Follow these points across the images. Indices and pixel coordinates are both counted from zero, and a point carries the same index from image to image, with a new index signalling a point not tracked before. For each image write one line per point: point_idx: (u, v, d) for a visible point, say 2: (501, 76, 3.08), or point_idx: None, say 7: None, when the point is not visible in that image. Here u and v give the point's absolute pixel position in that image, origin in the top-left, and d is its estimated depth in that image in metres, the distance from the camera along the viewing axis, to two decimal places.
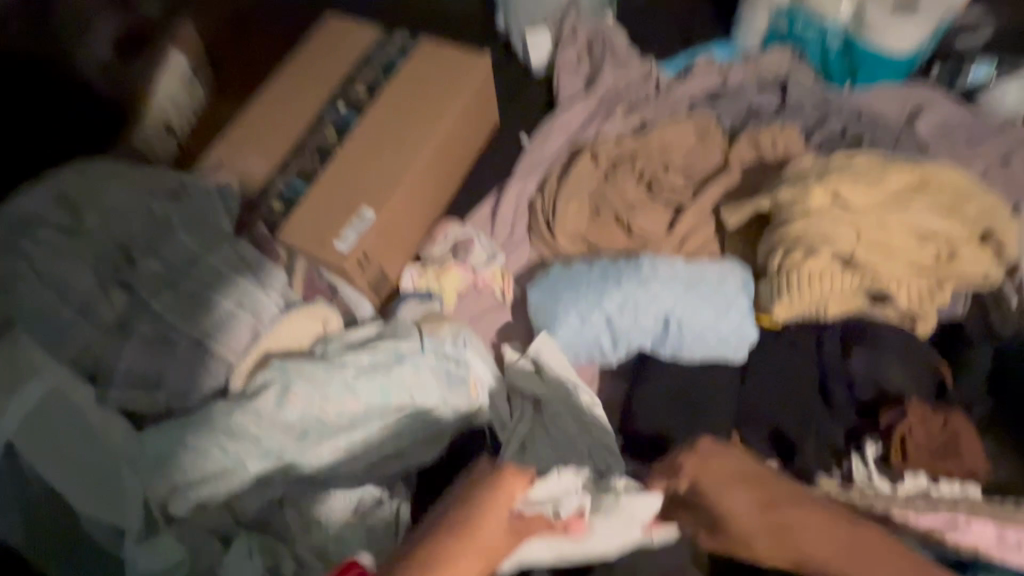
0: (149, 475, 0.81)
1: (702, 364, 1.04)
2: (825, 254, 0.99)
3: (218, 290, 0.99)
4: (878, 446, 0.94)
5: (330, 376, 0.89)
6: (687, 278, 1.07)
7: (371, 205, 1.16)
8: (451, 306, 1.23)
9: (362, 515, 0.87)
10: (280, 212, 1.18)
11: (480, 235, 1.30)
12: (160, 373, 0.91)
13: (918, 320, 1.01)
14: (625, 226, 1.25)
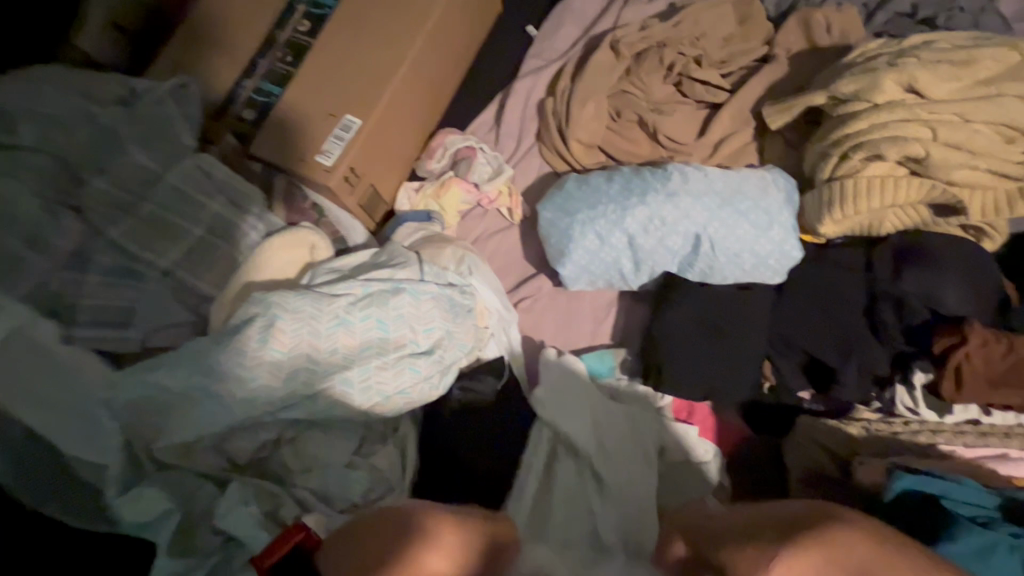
0: (130, 417, 0.74)
1: (734, 287, 0.94)
2: (891, 157, 0.85)
3: (186, 216, 0.88)
4: (927, 375, 0.85)
5: (320, 308, 0.79)
6: (723, 191, 0.94)
7: (356, 112, 1.00)
8: (452, 228, 1.12)
9: (365, 455, 0.81)
10: (251, 122, 1.02)
11: (483, 147, 1.15)
12: (131, 309, 0.83)
13: (987, 233, 0.89)
14: (649, 130, 1.09)
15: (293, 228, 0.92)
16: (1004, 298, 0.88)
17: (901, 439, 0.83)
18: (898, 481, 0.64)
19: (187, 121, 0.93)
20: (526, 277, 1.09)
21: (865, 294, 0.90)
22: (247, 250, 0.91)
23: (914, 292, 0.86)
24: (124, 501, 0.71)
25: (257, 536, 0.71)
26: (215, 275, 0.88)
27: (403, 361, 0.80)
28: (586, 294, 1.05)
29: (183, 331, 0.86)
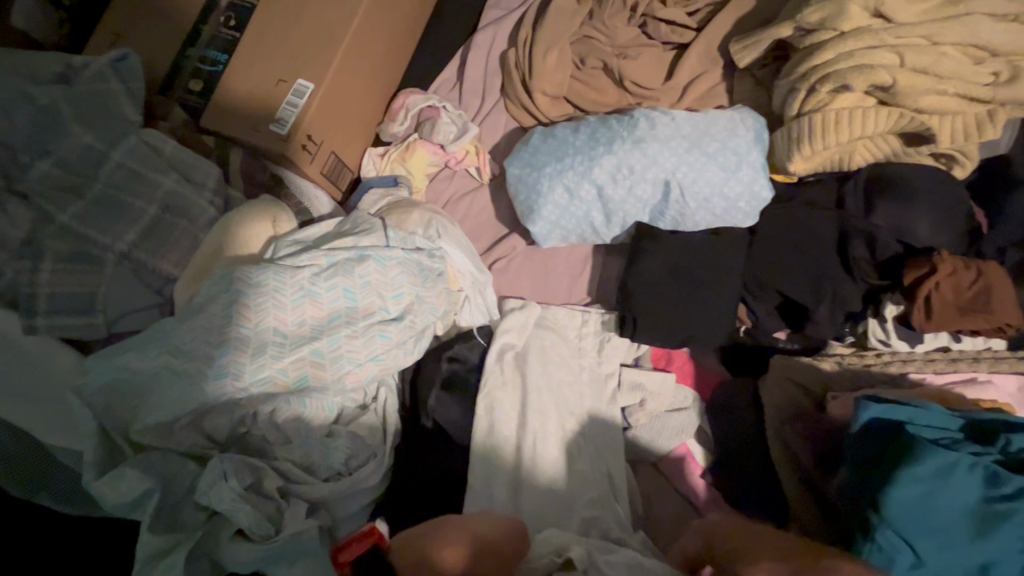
0: (102, 403, 0.72)
1: (705, 233, 0.93)
2: (857, 86, 0.85)
3: (138, 195, 0.84)
4: (898, 307, 0.84)
5: (283, 281, 0.77)
6: (690, 134, 0.91)
7: (309, 75, 0.95)
8: (421, 192, 1.10)
9: (344, 423, 0.80)
10: (200, 93, 0.97)
11: (446, 106, 1.11)
12: (95, 295, 0.81)
13: (958, 161, 0.89)
14: (615, 77, 1.06)
15: (257, 202, 0.90)
16: (974, 226, 0.89)
17: (873, 372, 0.84)
18: (865, 410, 0.67)
19: (130, 96, 0.89)
20: (501, 238, 1.07)
21: (836, 231, 0.89)
22: (206, 228, 0.88)
23: (884, 225, 0.87)
24: (101, 485, 0.69)
25: (237, 510, 0.70)
26: (176, 255, 0.84)
27: (374, 328, 0.79)
28: (560, 248, 1.04)
29: (150, 314, 0.83)
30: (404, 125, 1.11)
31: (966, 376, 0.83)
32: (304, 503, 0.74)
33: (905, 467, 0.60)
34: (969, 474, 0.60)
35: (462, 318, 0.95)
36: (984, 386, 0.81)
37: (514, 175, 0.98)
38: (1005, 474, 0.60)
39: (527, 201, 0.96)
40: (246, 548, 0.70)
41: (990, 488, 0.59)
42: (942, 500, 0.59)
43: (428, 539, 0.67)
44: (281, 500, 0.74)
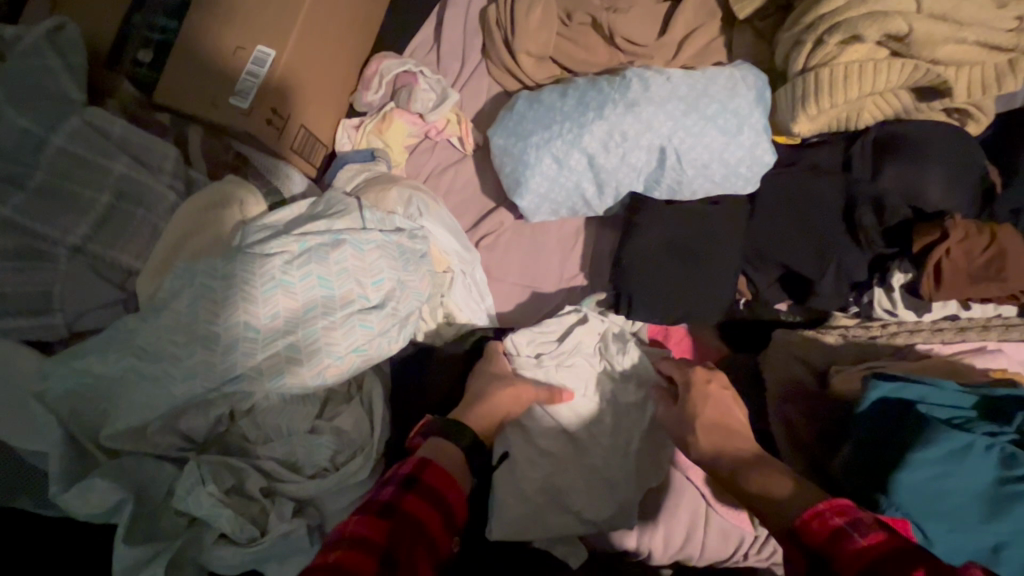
0: (67, 408, 0.68)
1: (703, 201, 0.88)
2: (869, 37, 0.78)
3: (88, 183, 0.77)
4: (907, 275, 0.80)
5: (252, 272, 0.72)
6: (688, 95, 0.85)
7: (270, 41, 0.87)
8: (401, 167, 1.03)
9: (328, 418, 0.76)
10: (152, 65, 0.89)
11: (423, 71, 1.03)
12: (50, 293, 0.75)
13: (971, 116, 0.83)
14: (605, 34, 0.98)
15: (222, 185, 0.83)
16: (989, 185, 0.83)
17: (877, 344, 0.82)
18: (874, 389, 0.64)
19: (71, 72, 0.81)
20: (488, 213, 1.01)
21: (842, 196, 0.83)
22: (167, 214, 0.82)
23: (892, 186, 0.82)
24: (71, 495, 0.65)
25: (220, 515, 0.67)
26: (137, 246, 0.79)
27: (353, 318, 0.74)
28: (551, 223, 0.98)
29: (113, 311, 0.78)
30: (377, 93, 1.03)
31: (975, 345, 0.80)
32: (290, 502, 0.72)
33: (916, 450, 0.58)
34: (984, 457, 0.57)
35: (452, 296, 0.89)
36: (994, 354, 0.78)
37: (499, 145, 0.91)
38: (1022, 455, 0.57)
39: (512, 172, 0.90)
40: (233, 552, 0.68)
41: (1005, 470, 0.56)
42: (957, 483, 0.56)
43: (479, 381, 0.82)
44: (266, 500, 0.71)
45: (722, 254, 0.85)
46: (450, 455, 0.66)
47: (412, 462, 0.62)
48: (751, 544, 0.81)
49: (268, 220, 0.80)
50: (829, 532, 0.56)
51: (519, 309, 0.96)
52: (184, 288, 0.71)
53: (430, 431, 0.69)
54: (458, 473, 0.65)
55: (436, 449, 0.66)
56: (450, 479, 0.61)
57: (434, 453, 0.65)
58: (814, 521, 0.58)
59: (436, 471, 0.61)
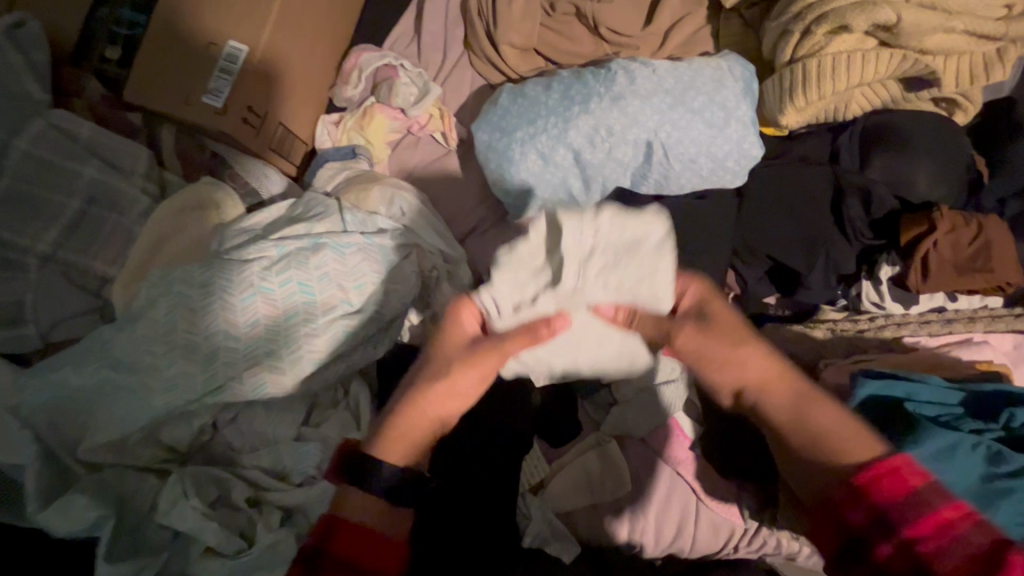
0: (42, 423, 0.66)
1: (692, 196, 0.87)
2: (857, 27, 0.77)
3: (57, 188, 0.75)
4: (894, 269, 0.80)
5: (229, 280, 0.70)
6: (675, 87, 0.83)
7: (243, 35, 0.84)
8: (384, 163, 1.00)
9: (315, 426, 0.75)
10: (120, 63, 0.84)
11: (404, 64, 1.00)
12: (22, 304, 0.72)
13: (959, 106, 0.83)
14: (590, 24, 0.95)
15: (198, 186, 0.81)
16: (974, 174, 0.83)
17: (867, 336, 0.82)
18: (862, 388, 0.63)
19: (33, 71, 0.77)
20: (474, 208, 0.99)
21: (831, 187, 0.82)
22: (142, 219, 0.79)
23: (879, 177, 0.81)
24: (48, 515, 0.62)
25: (205, 528, 0.66)
26: (109, 252, 0.76)
27: (337, 323, 0.73)
28: None
29: (89, 321, 0.76)
30: (355, 88, 0.99)
31: (961, 337, 0.80)
32: (277, 511, 0.71)
33: (906, 447, 0.58)
34: (972, 454, 0.57)
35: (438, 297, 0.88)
36: (980, 346, 0.78)
37: (482, 140, 0.89)
38: (1008, 452, 0.58)
39: (497, 168, 0.88)
40: (221, 564, 0.67)
41: (990, 466, 0.57)
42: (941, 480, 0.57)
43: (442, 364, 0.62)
44: (253, 510, 0.70)
45: (711, 247, 0.84)
46: (362, 497, 0.58)
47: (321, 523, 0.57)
48: (741, 536, 0.82)
49: (246, 224, 0.78)
50: (907, 497, 0.48)
51: None
52: (161, 297, 0.69)
53: (343, 472, 0.59)
54: (381, 523, 0.57)
55: (350, 499, 0.58)
56: (359, 536, 0.55)
57: (354, 511, 0.57)
58: (886, 480, 0.49)
59: (348, 535, 0.55)
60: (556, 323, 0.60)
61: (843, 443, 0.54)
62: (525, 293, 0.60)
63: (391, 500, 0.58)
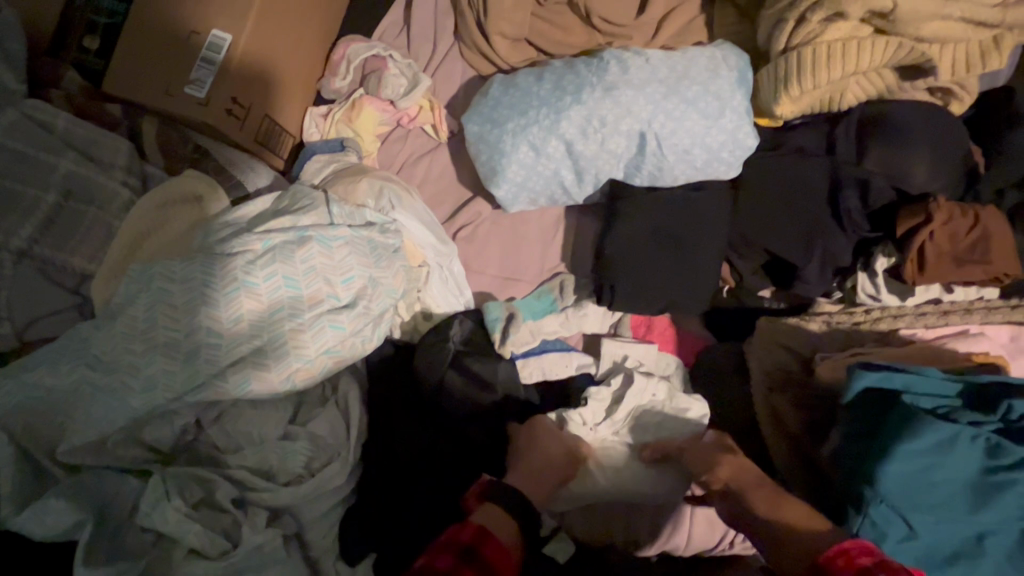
0: (17, 424, 0.63)
1: (686, 187, 0.85)
2: (852, 14, 0.75)
3: (32, 181, 0.73)
4: (891, 260, 0.79)
5: (213, 274, 0.68)
6: (668, 77, 0.82)
7: (225, 25, 0.81)
8: (373, 157, 0.98)
9: (302, 424, 0.73)
10: (100, 53, 0.83)
11: (393, 55, 0.98)
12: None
13: (954, 95, 0.82)
14: (581, 13, 0.94)
15: (179, 179, 0.78)
16: (971, 164, 0.82)
17: (863, 330, 0.81)
18: (860, 379, 0.62)
19: (6, 60, 0.75)
20: (466, 201, 0.97)
21: (827, 179, 0.81)
22: (122, 213, 0.77)
23: (876, 170, 0.81)
24: (26, 518, 0.60)
25: (188, 530, 0.64)
26: (88, 247, 0.74)
27: (323, 319, 0.70)
28: (531, 213, 0.95)
29: (67, 319, 0.73)
30: (344, 80, 0.98)
31: (957, 329, 0.79)
32: (265, 511, 0.69)
33: (900, 442, 0.56)
34: (970, 447, 0.56)
35: (429, 291, 0.87)
36: (976, 338, 0.77)
37: (473, 132, 0.87)
38: (1007, 445, 0.56)
39: (488, 160, 0.86)
40: (206, 567, 0.65)
41: (989, 460, 0.55)
42: (940, 474, 0.55)
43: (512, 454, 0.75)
44: (239, 512, 0.68)
45: (706, 239, 0.82)
46: (502, 517, 0.62)
47: (469, 528, 0.57)
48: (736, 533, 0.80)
49: (227, 218, 0.76)
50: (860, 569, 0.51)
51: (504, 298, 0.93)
52: (141, 292, 0.67)
53: (486, 496, 0.64)
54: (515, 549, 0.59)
55: (492, 517, 0.61)
56: (506, 554, 0.56)
57: (496, 524, 0.60)
58: (840, 558, 0.53)
59: (494, 543, 0.56)
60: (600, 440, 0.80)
61: (808, 521, 0.60)
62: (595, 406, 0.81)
63: (519, 526, 0.62)
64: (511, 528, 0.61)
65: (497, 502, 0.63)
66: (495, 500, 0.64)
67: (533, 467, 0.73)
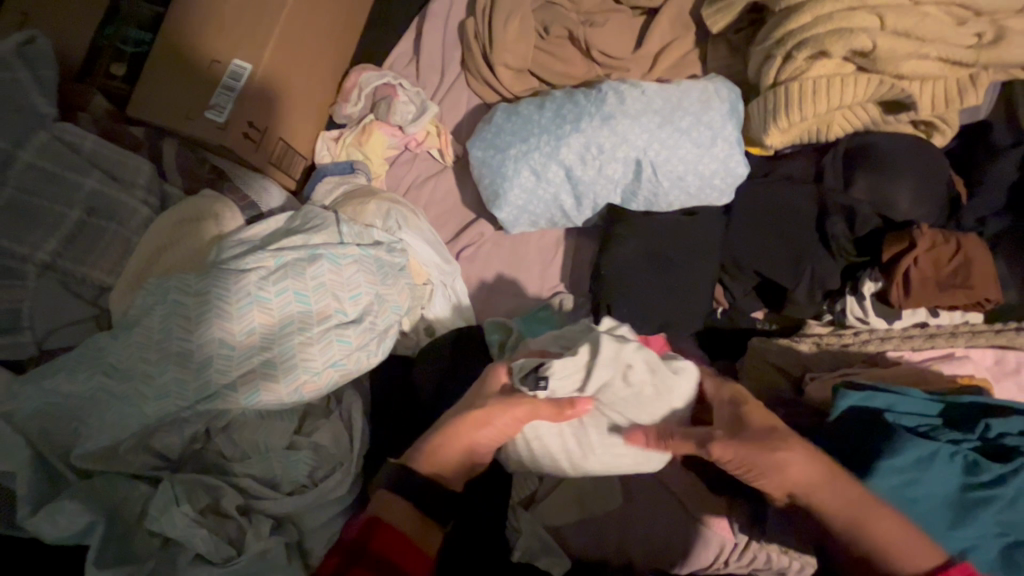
0: (34, 429, 0.66)
1: (680, 213, 0.89)
2: (836, 53, 0.80)
3: (58, 199, 0.77)
4: (877, 284, 0.81)
5: (227, 289, 0.71)
6: (662, 108, 0.86)
7: (245, 55, 0.86)
8: (381, 178, 1.03)
9: (306, 434, 0.76)
10: (125, 79, 0.89)
11: (402, 83, 1.04)
12: (21, 311, 0.74)
13: (936, 128, 0.86)
14: (582, 47, 0.99)
15: (198, 200, 0.83)
16: (954, 195, 0.86)
17: (849, 351, 0.82)
18: (844, 398, 0.64)
19: (40, 84, 0.80)
20: (468, 222, 1.01)
21: (815, 206, 0.85)
22: (141, 229, 0.81)
23: (862, 198, 0.84)
24: (39, 519, 0.63)
25: (194, 535, 0.66)
26: (108, 261, 0.78)
27: (331, 334, 0.73)
28: (531, 234, 0.99)
29: (85, 328, 0.77)
30: (355, 105, 1.03)
31: (943, 351, 0.81)
32: (268, 519, 0.71)
33: (882, 458, 0.59)
34: (948, 465, 0.58)
35: (432, 308, 0.90)
36: (961, 360, 0.79)
37: (476, 157, 0.92)
38: (985, 462, 0.58)
39: (490, 183, 0.91)
40: (209, 572, 0.67)
41: (968, 476, 0.58)
42: (916, 490, 0.58)
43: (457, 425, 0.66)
44: (243, 518, 0.70)
45: (698, 262, 0.86)
46: (397, 504, 0.61)
47: (358, 524, 0.59)
48: (730, 552, 0.81)
49: (240, 235, 0.80)
50: None
51: (504, 314, 0.96)
52: (157, 303, 0.70)
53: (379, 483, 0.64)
54: (421, 533, 0.61)
55: (384, 503, 0.61)
56: (401, 540, 0.58)
57: (386, 509, 0.61)
58: None
59: (382, 535, 0.58)
60: (580, 405, 0.65)
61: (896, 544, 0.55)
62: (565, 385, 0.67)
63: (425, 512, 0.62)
64: (405, 510, 0.61)
65: (385, 492, 0.62)
66: (384, 489, 0.63)
67: (456, 442, 0.66)
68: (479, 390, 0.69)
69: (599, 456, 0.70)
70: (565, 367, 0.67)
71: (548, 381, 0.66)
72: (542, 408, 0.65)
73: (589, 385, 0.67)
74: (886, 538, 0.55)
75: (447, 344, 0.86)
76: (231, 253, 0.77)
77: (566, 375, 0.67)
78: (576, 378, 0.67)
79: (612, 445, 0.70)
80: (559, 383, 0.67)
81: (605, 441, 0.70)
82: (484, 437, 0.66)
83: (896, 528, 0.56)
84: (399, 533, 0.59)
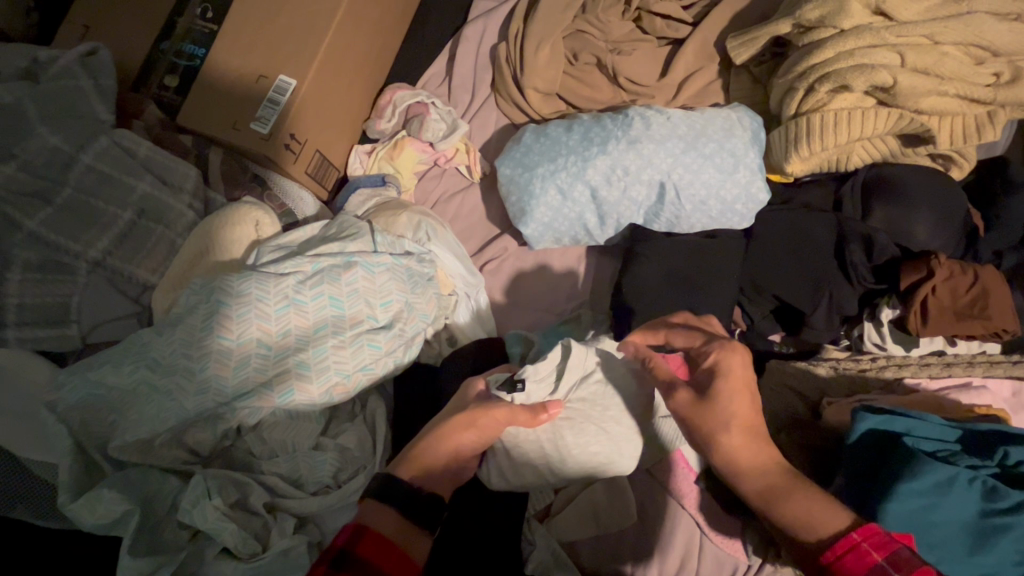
0: (76, 420, 0.69)
1: (702, 235, 0.92)
2: (857, 87, 0.84)
3: (112, 200, 0.81)
4: (895, 311, 0.84)
5: (266, 291, 0.75)
6: (687, 134, 0.89)
7: (289, 72, 0.91)
8: (409, 192, 1.07)
9: (332, 436, 0.78)
10: (176, 90, 0.92)
11: (435, 102, 1.08)
12: (71, 305, 0.78)
13: (955, 162, 0.89)
14: (610, 73, 1.03)
15: (239, 204, 0.86)
16: (972, 228, 0.88)
17: (867, 376, 0.83)
18: (862, 420, 0.67)
19: (100, 93, 0.85)
20: (493, 237, 1.04)
21: (834, 234, 0.87)
22: (185, 232, 0.85)
23: (881, 225, 0.87)
24: (78, 506, 0.66)
25: (224, 528, 0.68)
26: (153, 261, 0.82)
27: (362, 338, 0.76)
28: (553, 251, 1.02)
29: (128, 324, 0.81)
30: (388, 121, 1.07)
31: (961, 380, 0.82)
32: (292, 518, 0.73)
33: (903, 481, 0.60)
34: (966, 490, 0.59)
35: (457, 317, 0.93)
36: (979, 391, 0.80)
37: (504, 174, 0.95)
38: (1003, 488, 0.59)
39: (517, 198, 0.94)
40: (235, 566, 0.69)
41: (986, 502, 0.59)
42: (939, 515, 0.58)
43: (440, 428, 0.66)
44: (268, 516, 0.72)
45: (717, 282, 0.88)
46: (387, 512, 0.58)
47: (346, 532, 0.56)
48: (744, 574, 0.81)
49: (279, 241, 0.83)
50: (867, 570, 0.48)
51: (524, 327, 0.98)
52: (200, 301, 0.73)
53: (369, 490, 0.61)
54: (407, 542, 0.57)
55: (370, 512, 0.59)
56: (389, 547, 0.55)
57: (374, 517, 0.58)
58: (848, 555, 0.50)
59: (371, 543, 0.54)
60: (551, 407, 0.70)
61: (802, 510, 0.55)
62: (539, 390, 0.75)
63: (415, 520, 0.59)
64: (391, 517, 0.58)
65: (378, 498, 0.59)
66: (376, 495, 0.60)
67: (447, 446, 0.65)
68: (457, 401, 0.70)
69: (576, 459, 0.76)
70: (535, 372, 0.75)
71: (524, 385, 0.74)
72: (520, 410, 0.68)
73: (562, 388, 0.77)
74: (790, 504, 0.56)
75: (470, 356, 0.88)
76: (269, 257, 0.81)
77: (539, 377, 0.76)
78: (547, 383, 0.76)
79: (583, 447, 0.76)
80: (533, 385, 0.75)
81: (579, 441, 0.76)
82: (468, 442, 0.66)
83: (807, 494, 0.56)
84: (389, 541, 0.55)
